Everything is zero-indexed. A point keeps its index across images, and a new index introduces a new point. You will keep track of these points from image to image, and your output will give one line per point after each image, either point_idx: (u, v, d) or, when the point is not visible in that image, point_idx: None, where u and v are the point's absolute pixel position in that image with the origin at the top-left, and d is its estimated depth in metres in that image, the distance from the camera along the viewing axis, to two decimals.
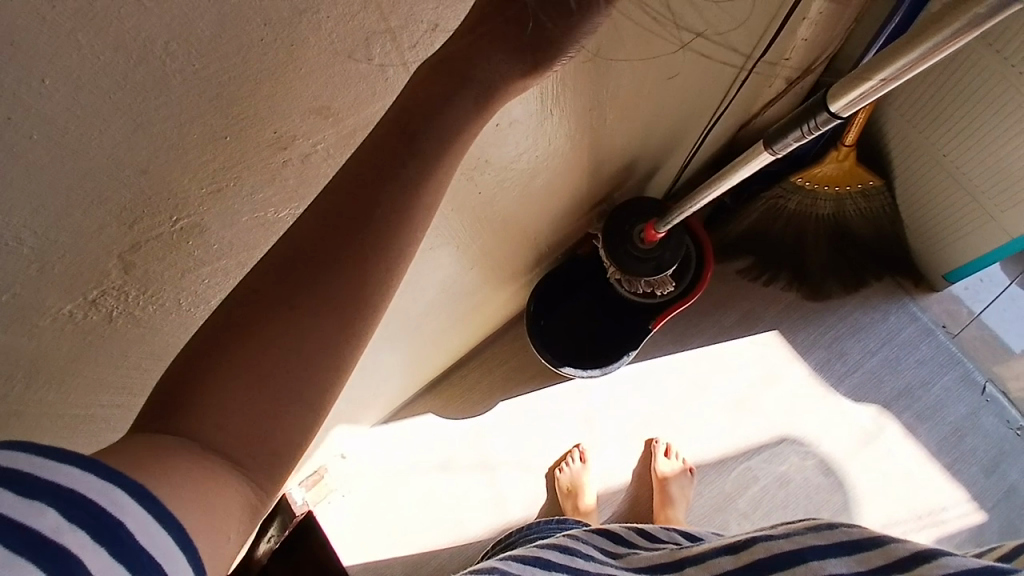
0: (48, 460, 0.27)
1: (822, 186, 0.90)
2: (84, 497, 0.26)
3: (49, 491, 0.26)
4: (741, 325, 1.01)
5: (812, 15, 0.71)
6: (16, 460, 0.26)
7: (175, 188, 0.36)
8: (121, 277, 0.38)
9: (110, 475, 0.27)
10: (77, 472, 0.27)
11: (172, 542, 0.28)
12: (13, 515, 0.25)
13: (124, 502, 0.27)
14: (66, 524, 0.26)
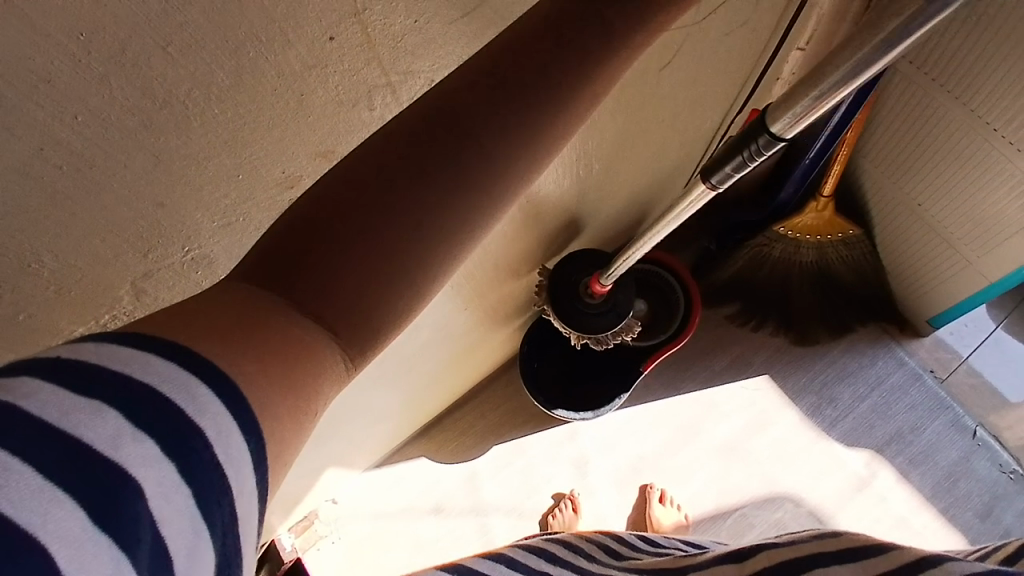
0: (132, 351, 0.25)
1: (804, 236, 0.96)
2: (157, 395, 0.24)
3: (130, 385, 0.24)
4: (732, 370, 1.02)
5: (786, 75, 0.78)
6: (81, 352, 0.24)
7: (187, 221, 0.39)
8: (131, 303, 0.41)
9: (193, 368, 0.25)
10: (157, 363, 0.25)
11: (247, 454, 0.26)
12: (61, 422, 0.22)
13: (209, 402, 0.25)
14: (129, 431, 0.23)
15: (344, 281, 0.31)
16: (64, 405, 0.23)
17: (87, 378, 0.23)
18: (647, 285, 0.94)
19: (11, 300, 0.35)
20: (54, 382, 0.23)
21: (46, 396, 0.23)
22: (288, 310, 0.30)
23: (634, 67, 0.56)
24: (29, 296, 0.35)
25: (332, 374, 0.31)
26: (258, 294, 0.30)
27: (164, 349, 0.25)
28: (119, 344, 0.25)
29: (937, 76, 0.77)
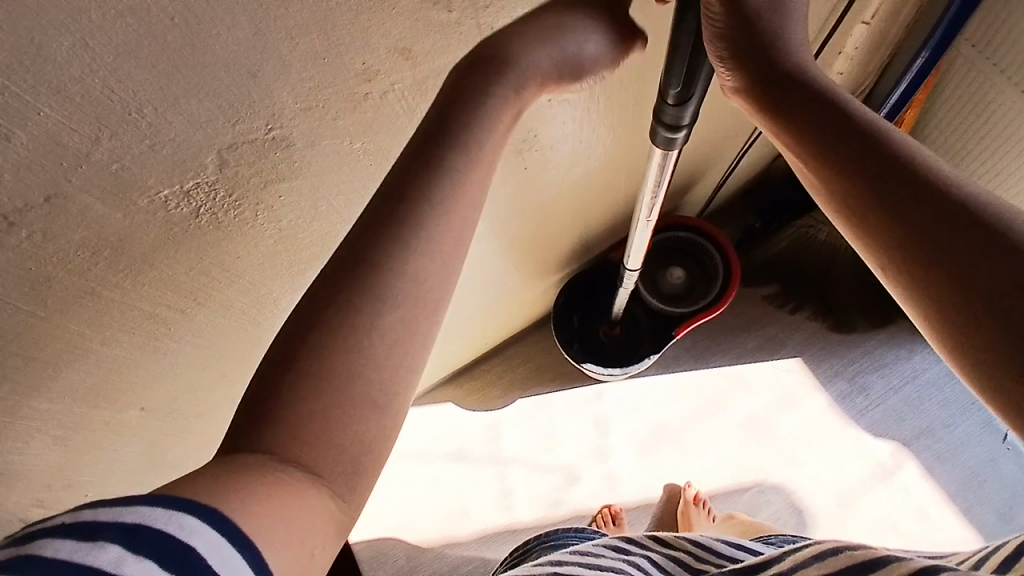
0: (113, 505, 0.29)
1: None
2: (150, 526, 0.28)
3: (120, 528, 0.28)
4: (763, 349, 1.02)
5: (850, 49, 0.79)
6: (80, 512, 0.29)
7: (274, 99, 0.42)
8: (213, 173, 0.45)
9: (174, 504, 0.29)
10: (145, 509, 0.29)
11: (248, 568, 0.29)
12: (73, 558, 0.27)
13: (193, 527, 0.29)
14: (129, 556, 0.27)
15: (320, 424, 0.34)
16: (70, 547, 0.27)
17: (86, 524, 0.28)
18: (689, 253, 0.95)
19: (112, 145, 0.39)
20: (57, 535, 0.27)
21: (52, 544, 0.27)
22: (271, 461, 0.33)
23: None
24: (127, 145, 0.39)
25: (325, 512, 0.33)
26: (240, 451, 0.33)
27: (152, 499, 0.29)
28: (112, 502, 0.29)
29: (999, 61, 0.77)
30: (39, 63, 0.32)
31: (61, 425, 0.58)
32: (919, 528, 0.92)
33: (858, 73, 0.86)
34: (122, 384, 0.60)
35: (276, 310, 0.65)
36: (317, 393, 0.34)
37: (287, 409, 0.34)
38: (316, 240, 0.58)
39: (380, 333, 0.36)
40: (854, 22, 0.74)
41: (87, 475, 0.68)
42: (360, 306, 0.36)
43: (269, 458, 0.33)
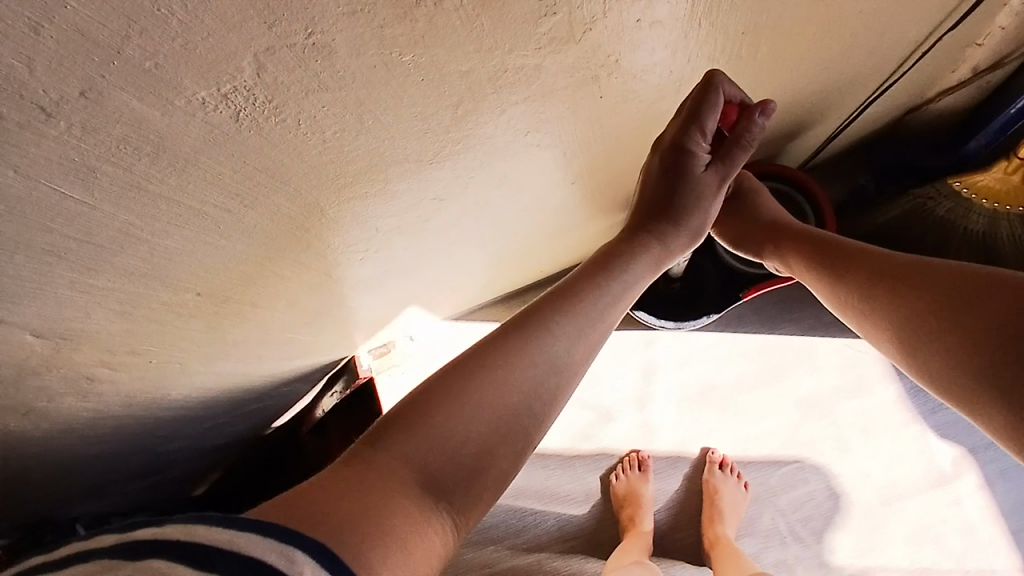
0: (230, 532, 0.37)
1: (981, 198, 0.87)
2: (260, 558, 0.36)
3: (228, 556, 0.36)
4: (840, 323, 0.93)
5: (1015, 3, 0.65)
6: (196, 534, 0.37)
7: (314, 1, 0.37)
8: (251, 77, 0.41)
9: (286, 540, 0.37)
10: (256, 540, 0.37)
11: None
12: None
13: (302, 563, 0.37)
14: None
15: (460, 459, 0.49)
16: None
17: (203, 549, 0.36)
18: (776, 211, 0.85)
19: (141, 42, 0.35)
20: (177, 558, 0.36)
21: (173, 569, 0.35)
22: (416, 479, 0.47)
23: None
24: (157, 43, 0.36)
25: (441, 534, 0.46)
26: (398, 467, 0.47)
27: (264, 529, 0.38)
28: (222, 526, 0.38)
29: None
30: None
31: (121, 302, 0.61)
32: (960, 539, 0.86)
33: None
34: (175, 271, 0.62)
35: (326, 219, 0.64)
36: (473, 428, 0.50)
37: (442, 429, 0.49)
38: (364, 157, 0.55)
39: (517, 385, 0.53)
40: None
41: (149, 345, 0.72)
42: (507, 361, 0.53)
43: (415, 479, 0.47)
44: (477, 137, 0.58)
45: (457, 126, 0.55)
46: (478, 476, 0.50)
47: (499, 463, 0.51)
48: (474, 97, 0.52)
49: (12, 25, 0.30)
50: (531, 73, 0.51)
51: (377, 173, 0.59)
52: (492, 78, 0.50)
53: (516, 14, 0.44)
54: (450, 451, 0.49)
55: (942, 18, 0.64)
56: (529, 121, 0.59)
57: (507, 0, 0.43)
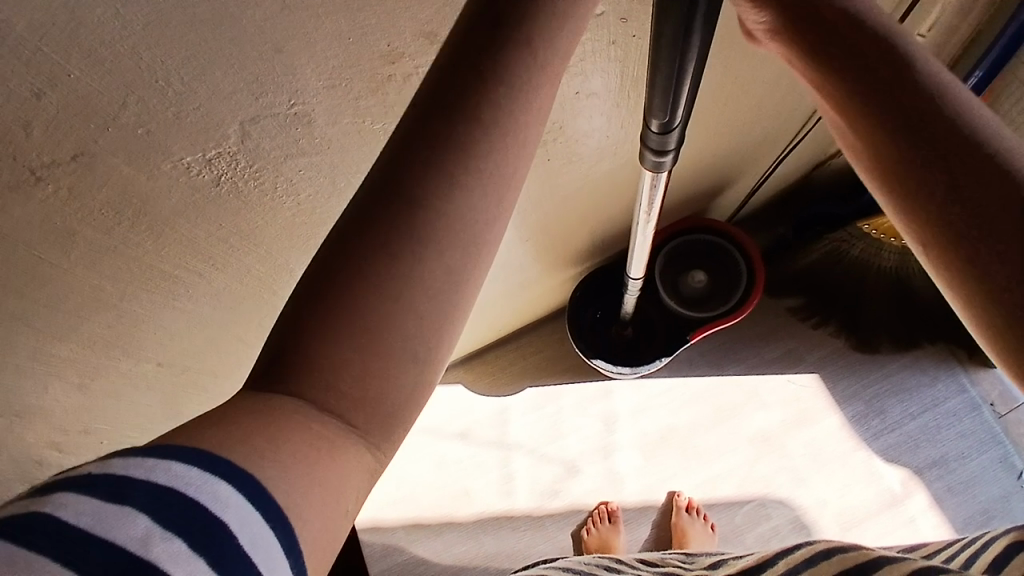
0: (140, 458, 0.28)
1: (889, 238, 0.92)
2: (180, 493, 0.28)
3: (136, 489, 0.27)
4: (780, 361, 1.00)
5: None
6: (108, 463, 0.29)
7: (298, 76, 0.42)
8: (235, 144, 0.45)
9: (209, 467, 0.29)
10: (177, 467, 0.28)
11: (278, 545, 0.29)
12: (95, 527, 0.26)
13: (229, 500, 0.28)
14: (158, 532, 0.27)
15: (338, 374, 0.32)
16: (97, 512, 0.26)
17: (115, 483, 0.28)
18: (711, 258, 0.93)
19: (137, 110, 0.39)
20: (85, 493, 0.27)
21: (77, 505, 0.27)
22: None
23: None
24: (151, 111, 0.40)
25: (361, 467, 0.33)
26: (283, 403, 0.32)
27: (166, 452, 0.29)
28: (142, 453, 0.29)
29: None
30: (68, 28, 0.33)
31: (80, 374, 0.61)
32: None
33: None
34: (136, 340, 0.62)
35: (293, 280, 0.66)
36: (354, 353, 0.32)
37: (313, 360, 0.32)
38: (337, 217, 0.59)
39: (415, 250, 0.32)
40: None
41: (102, 422, 0.70)
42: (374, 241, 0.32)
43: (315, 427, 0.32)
44: None
45: None
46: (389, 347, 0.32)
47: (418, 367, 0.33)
48: None
49: (12, 88, 0.34)
50: None
51: None
52: None
53: None
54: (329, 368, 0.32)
55: None
56: None
57: None
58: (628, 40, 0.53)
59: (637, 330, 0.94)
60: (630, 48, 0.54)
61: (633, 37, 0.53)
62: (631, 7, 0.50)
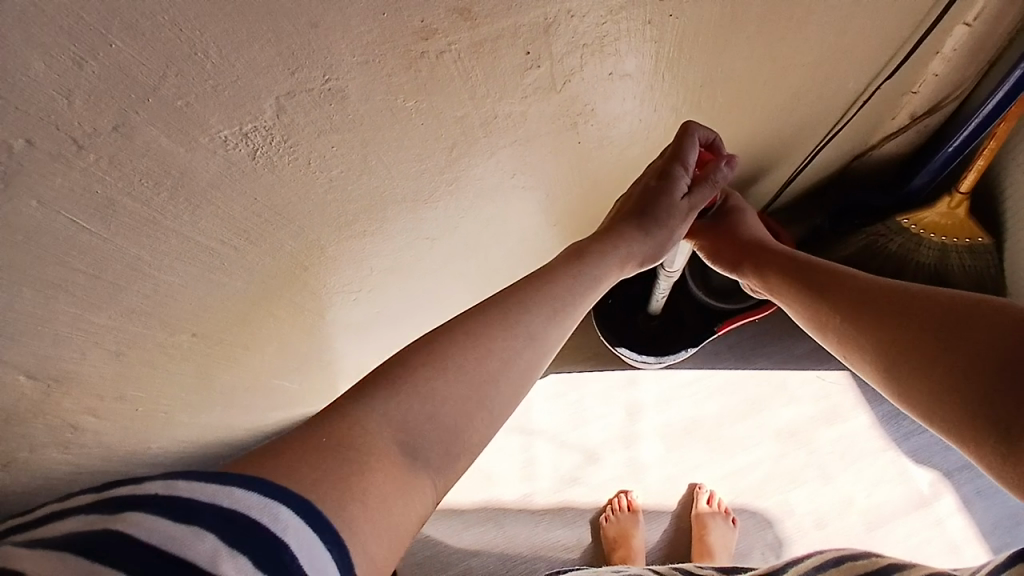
0: (205, 487, 0.37)
1: (929, 233, 0.88)
2: (245, 515, 0.37)
3: (205, 513, 0.36)
4: (810, 356, 0.98)
5: (946, 51, 0.71)
6: (174, 487, 0.37)
7: (331, 51, 0.43)
8: (271, 117, 0.46)
9: (267, 494, 0.38)
10: (238, 494, 0.37)
11: (331, 561, 0.38)
12: (168, 545, 0.35)
13: (285, 521, 0.37)
14: (224, 550, 0.35)
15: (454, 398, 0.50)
16: (168, 533, 0.35)
17: (188, 507, 0.36)
18: None
19: (177, 82, 0.40)
20: (161, 514, 0.36)
21: (149, 523, 0.35)
22: None
23: None
24: (191, 83, 0.41)
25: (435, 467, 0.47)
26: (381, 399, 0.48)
27: (229, 481, 0.38)
28: (202, 480, 0.38)
29: None
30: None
31: (119, 343, 0.62)
32: (945, 563, 0.87)
33: (957, 77, 0.75)
34: (172, 311, 0.63)
35: (324, 257, 0.67)
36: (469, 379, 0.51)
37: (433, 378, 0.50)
38: (366, 195, 0.59)
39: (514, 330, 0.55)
40: (953, 20, 0.66)
41: (139, 391, 0.72)
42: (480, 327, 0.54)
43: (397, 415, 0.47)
44: (469, 178, 0.63)
45: (451, 168, 0.60)
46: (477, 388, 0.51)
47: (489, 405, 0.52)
48: (467, 141, 0.57)
49: (58, 58, 0.34)
50: (516, 119, 0.57)
51: (376, 212, 0.63)
52: (483, 124, 0.56)
53: (505, 65, 0.50)
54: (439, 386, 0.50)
55: (877, 70, 0.70)
56: (515, 163, 0.64)
57: (498, 53, 0.49)
58: (664, 19, 0.52)
59: (665, 319, 0.93)
60: (666, 29, 0.53)
61: (669, 16, 0.52)
62: None
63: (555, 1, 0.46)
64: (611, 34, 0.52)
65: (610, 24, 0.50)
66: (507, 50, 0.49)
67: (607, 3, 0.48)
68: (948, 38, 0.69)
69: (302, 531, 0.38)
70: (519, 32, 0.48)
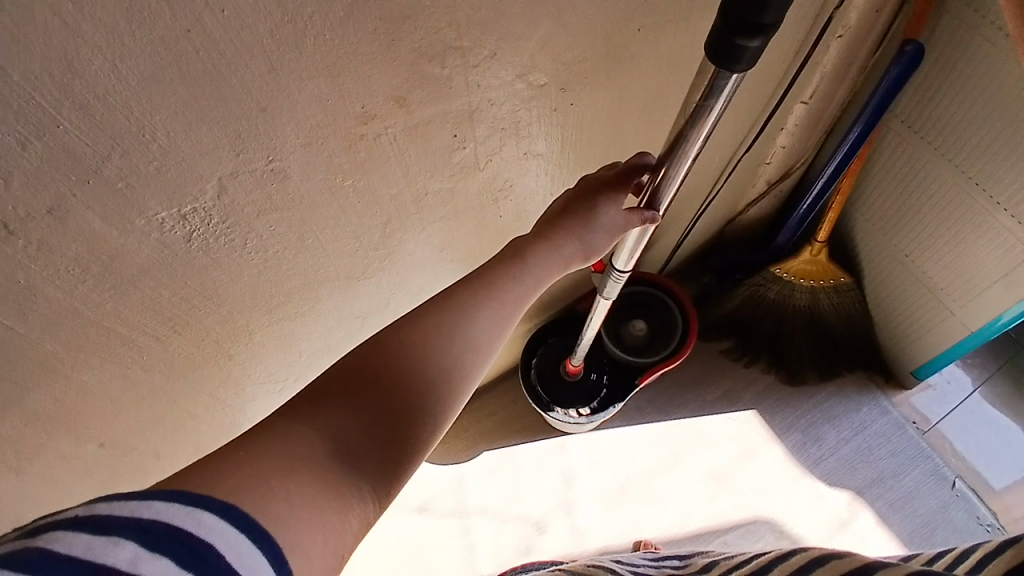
0: (120, 501, 0.31)
1: (799, 279, 1.02)
2: (164, 524, 0.31)
3: (122, 526, 0.30)
4: (721, 401, 1.06)
5: (790, 126, 0.87)
6: (95, 506, 0.31)
7: (277, 133, 0.46)
8: (211, 199, 0.47)
9: (193, 502, 0.32)
10: (160, 505, 0.31)
11: (266, 562, 0.32)
12: (84, 556, 0.29)
13: (211, 525, 0.31)
14: (145, 555, 0.30)
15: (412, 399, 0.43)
16: (85, 544, 0.29)
17: (105, 521, 0.30)
18: (649, 308, 1.00)
19: (121, 164, 0.41)
20: (76, 529, 0.30)
21: (68, 538, 0.29)
22: None
23: (672, 59, 0.63)
24: (135, 164, 0.41)
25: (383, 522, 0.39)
26: (302, 429, 0.38)
27: (149, 493, 0.32)
28: (123, 497, 0.31)
29: (926, 136, 0.83)
30: (68, 81, 0.35)
31: (17, 455, 0.56)
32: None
33: (800, 146, 0.93)
34: (82, 418, 0.58)
35: (251, 342, 0.65)
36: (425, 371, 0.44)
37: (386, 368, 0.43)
38: (300, 274, 0.60)
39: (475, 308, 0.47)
40: (792, 101, 0.82)
41: (35, 516, 0.64)
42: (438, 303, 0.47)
43: (325, 437, 0.39)
44: (400, 253, 0.66)
45: (384, 243, 0.63)
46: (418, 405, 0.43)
47: (433, 417, 0.44)
48: (400, 217, 0.61)
49: (3, 139, 0.35)
50: (445, 196, 0.62)
51: (309, 291, 0.63)
52: (415, 201, 0.60)
53: (435, 148, 0.56)
54: (374, 407, 0.42)
55: (737, 145, 0.84)
56: (444, 237, 0.69)
57: (429, 136, 0.54)
58: (568, 107, 0.61)
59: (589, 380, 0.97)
60: (569, 114, 0.62)
61: (571, 104, 0.61)
62: (568, 79, 0.58)
63: (477, 91, 0.53)
64: (525, 120, 0.59)
65: (524, 111, 0.58)
66: (436, 134, 0.55)
67: (520, 93, 0.56)
68: (791, 115, 0.85)
69: (232, 538, 0.31)
70: (447, 117, 0.54)
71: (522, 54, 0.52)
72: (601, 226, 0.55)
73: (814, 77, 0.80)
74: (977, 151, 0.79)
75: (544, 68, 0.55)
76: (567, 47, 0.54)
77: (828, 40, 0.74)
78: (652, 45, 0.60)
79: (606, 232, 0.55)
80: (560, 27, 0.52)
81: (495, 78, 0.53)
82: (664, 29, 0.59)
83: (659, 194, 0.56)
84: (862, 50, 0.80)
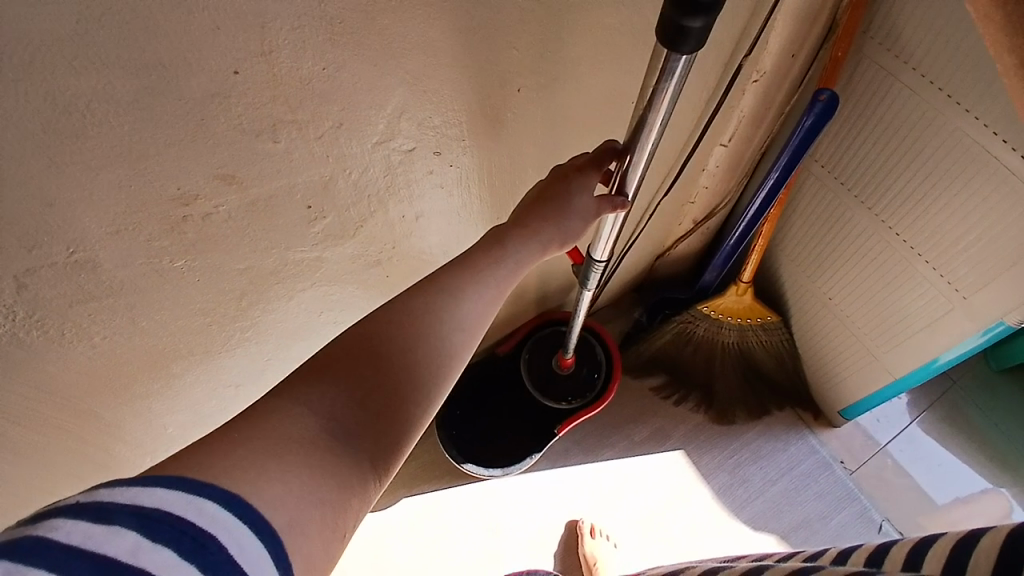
0: (124, 487, 0.27)
1: (726, 317, 1.00)
2: (166, 514, 0.27)
3: (121, 515, 0.27)
4: (650, 441, 1.03)
5: (710, 167, 0.84)
6: (95, 492, 0.27)
7: (76, 225, 0.40)
8: (8, 296, 0.41)
9: (197, 490, 0.28)
10: (163, 492, 0.27)
11: (266, 555, 0.28)
12: (83, 544, 0.25)
13: (219, 517, 0.28)
14: (146, 544, 0.26)
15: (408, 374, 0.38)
16: (84, 531, 0.26)
17: (102, 510, 0.27)
18: None
19: None
20: (74, 516, 0.26)
21: (65, 526, 0.26)
22: None
23: (563, 117, 0.59)
24: None
25: None
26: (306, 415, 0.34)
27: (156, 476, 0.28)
28: (127, 482, 0.28)
29: (844, 180, 0.80)
30: None
31: None
32: None
33: (722, 187, 0.90)
34: None
35: (103, 424, 0.59)
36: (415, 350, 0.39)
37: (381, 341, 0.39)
38: (144, 353, 0.54)
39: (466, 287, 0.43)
40: (710, 145, 0.79)
41: None
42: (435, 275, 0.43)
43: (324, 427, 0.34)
44: (267, 323, 0.61)
45: (244, 315, 0.58)
46: (406, 379, 0.38)
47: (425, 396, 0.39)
48: (258, 287, 0.56)
49: None
50: (312, 264, 0.57)
51: (161, 367, 0.57)
52: (274, 271, 0.55)
53: (287, 221, 0.51)
54: (382, 381, 0.37)
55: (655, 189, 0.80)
56: (320, 303, 0.63)
57: (274, 210, 0.49)
58: (445, 168, 0.57)
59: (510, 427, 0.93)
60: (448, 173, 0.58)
61: (449, 165, 0.57)
62: (441, 141, 0.53)
63: (330, 161, 0.48)
64: (396, 183, 0.55)
65: (392, 176, 0.54)
66: (285, 206, 0.50)
67: (384, 159, 0.51)
68: (710, 157, 0.81)
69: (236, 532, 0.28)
70: (294, 190, 0.49)
71: (378, 122, 0.48)
72: (575, 212, 0.49)
73: (731, 120, 0.76)
74: (891, 202, 0.76)
75: (409, 132, 0.50)
76: (433, 111, 0.50)
77: (742, 86, 0.71)
78: (534, 104, 0.56)
79: (579, 219, 0.49)
80: (419, 93, 0.47)
81: (347, 147, 0.48)
82: (545, 87, 0.55)
83: (631, 176, 0.50)
84: (780, 94, 0.77)
